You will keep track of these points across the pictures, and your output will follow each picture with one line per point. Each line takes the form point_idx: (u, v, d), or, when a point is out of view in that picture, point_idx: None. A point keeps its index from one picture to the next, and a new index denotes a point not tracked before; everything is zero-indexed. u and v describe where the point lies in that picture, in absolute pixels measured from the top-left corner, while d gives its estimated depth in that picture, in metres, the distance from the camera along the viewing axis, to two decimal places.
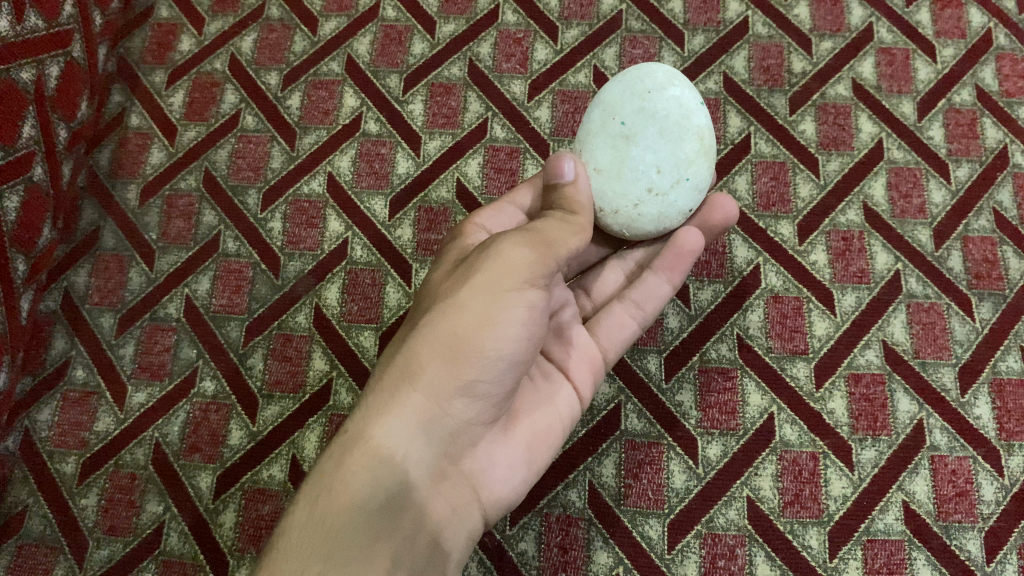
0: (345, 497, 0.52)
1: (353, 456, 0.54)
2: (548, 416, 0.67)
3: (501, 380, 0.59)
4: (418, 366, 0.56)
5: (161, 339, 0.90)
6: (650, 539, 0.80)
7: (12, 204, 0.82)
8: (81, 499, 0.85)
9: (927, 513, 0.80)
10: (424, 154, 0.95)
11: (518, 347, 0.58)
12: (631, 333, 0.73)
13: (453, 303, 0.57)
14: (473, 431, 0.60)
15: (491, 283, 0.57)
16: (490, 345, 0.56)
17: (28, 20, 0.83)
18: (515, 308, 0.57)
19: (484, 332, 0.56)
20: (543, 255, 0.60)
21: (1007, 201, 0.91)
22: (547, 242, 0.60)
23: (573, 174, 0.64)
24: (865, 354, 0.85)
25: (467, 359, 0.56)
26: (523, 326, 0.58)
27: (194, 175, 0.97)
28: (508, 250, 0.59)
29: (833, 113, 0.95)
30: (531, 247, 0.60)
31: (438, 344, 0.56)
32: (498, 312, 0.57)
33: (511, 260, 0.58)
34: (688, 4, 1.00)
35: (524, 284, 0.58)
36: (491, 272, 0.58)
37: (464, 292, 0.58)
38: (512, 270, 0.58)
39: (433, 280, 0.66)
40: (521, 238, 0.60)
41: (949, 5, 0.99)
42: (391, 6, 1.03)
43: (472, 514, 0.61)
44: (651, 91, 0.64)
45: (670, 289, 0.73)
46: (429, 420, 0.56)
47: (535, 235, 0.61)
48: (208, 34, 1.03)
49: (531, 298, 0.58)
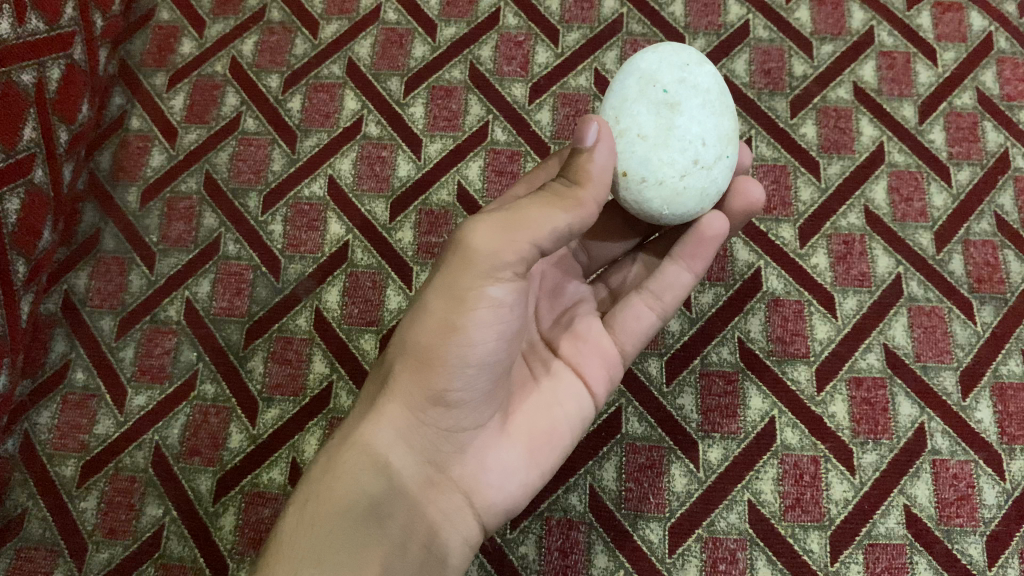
0: (331, 503, 0.54)
1: (341, 462, 0.56)
2: (548, 416, 0.64)
3: (475, 384, 0.57)
4: (393, 377, 0.58)
5: (161, 341, 0.90)
6: (652, 543, 0.80)
7: (13, 207, 0.82)
8: (81, 502, 0.85)
9: (929, 516, 0.80)
10: (424, 157, 0.95)
11: (489, 348, 0.56)
12: (650, 326, 0.70)
13: (420, 311, 0.57)
14: (458, 435, 0.59)
15: (453, 284, 0.55)
16: (455, 351, 0.55)
17: (30, 22, 0.83)
18: (483, 308, 0.54)
19: (449, 336, 0.55)
20: (506, 240, 0.53)
21: (1008, 204, 0.91)
22: (517, 224, 0.53)
23: (594, 143, 0.55)
24: (866, 357, 0.85)
25: (434, 366, 0.55)
26: (496, 326, 0.55)
27: (194, 178, 0.97)
28: (474, 240, 0.54)
29: (834, 116, 0.95)
30: (499, 233, 0.53)
31: (409, 353, 0.57)
32: (461, 317, 0.54)
33: (472, 254, 0.54)
34: (689, 7, 1.00)
35: (494, 279, 0.54)
36: (453, 274, 0.55)
37: (429, 297, 0.56)
38: (472, 266, 0.54)
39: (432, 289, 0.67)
40: (487, 225, 0.54)
41: (949, 8, 1.00)
42: (392, 9, 1.03)
43: (466, 519, 0.60)
44: (689, 63, 0.60)
45: (691, 278, 0.70)
46: (409, 427, 0.57)
47: (510, 214, 0.54)
48: (209, 37, 1.03)
49: (498, 296, 0.55)
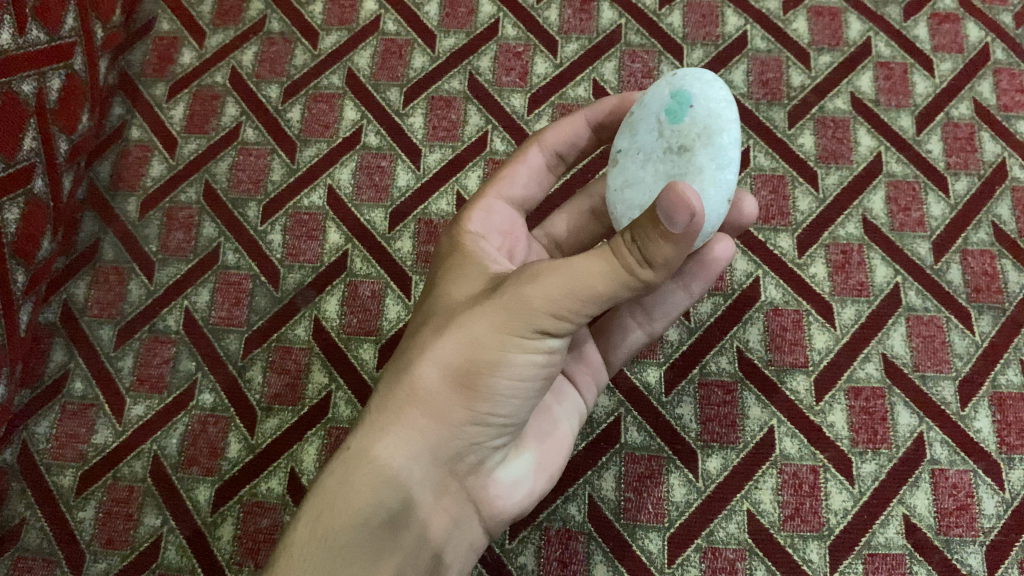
0: (346, 515, 0.53)
1: (355, 473, 0.54)
2: (549, 418, 0.66)
3: (513, 415, 0.56)
4: (423, 392, 0.54)
5: (160, 351, 0.90)
6: (650, 553, 0.79)
7: (13, 216, 0.82)
8: (79, 512, 0.84)
9: (928, 526, 0.80)
10: (424, 166, 0.95)
11: (532, 385, 0.55)
12: (638, 341, 0.71)
13: (469, 330, 0.54)
14: (481, 454, 0.57)
15: (507, 321, 0.52)
16: (501, 387, 0.53)
17: (31, 32, 0.83)
18: (534, 350, 0.53)
19: (497, 371, 0.53)
20: (574, 294, 0.50)
21: (1006, 214, 0.91)
22: (579, 278, 0.50)
23: (684, 232, 0.46)
24: (865, 367, 0.85)
25: (478, 395, 0.53)
26: (541, 366, 0.54)
27: (194, 188, 0.97)
28: (533, 281, 0.52)
29: (833, 126, 0.95)
30: (565, 287, 0.50)
31: (447, 375, 0.54)
32: (512, 355, 0.52)
33: (529, 293, 0.52)
34: (687, 18, 1.01)
35: (551, 326, 0.52)
36: (513, 306, 0.52)
37: (478, 322, 0.53)
38: (531, 311, 0.51)
39: (449, 278, 0.61)
40: (556, 264, 0.52)
41: (947, 19, 1.00)
42: (392, 20, 1.04)
43: (472, 526, 0.60)
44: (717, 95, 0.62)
45: (684, 298, 0.70)
46: (435, 445, 0.55)
47: (576, 271, 0.50)
48: (209, 47, 1.04)
49: (551, 344, 0.53)
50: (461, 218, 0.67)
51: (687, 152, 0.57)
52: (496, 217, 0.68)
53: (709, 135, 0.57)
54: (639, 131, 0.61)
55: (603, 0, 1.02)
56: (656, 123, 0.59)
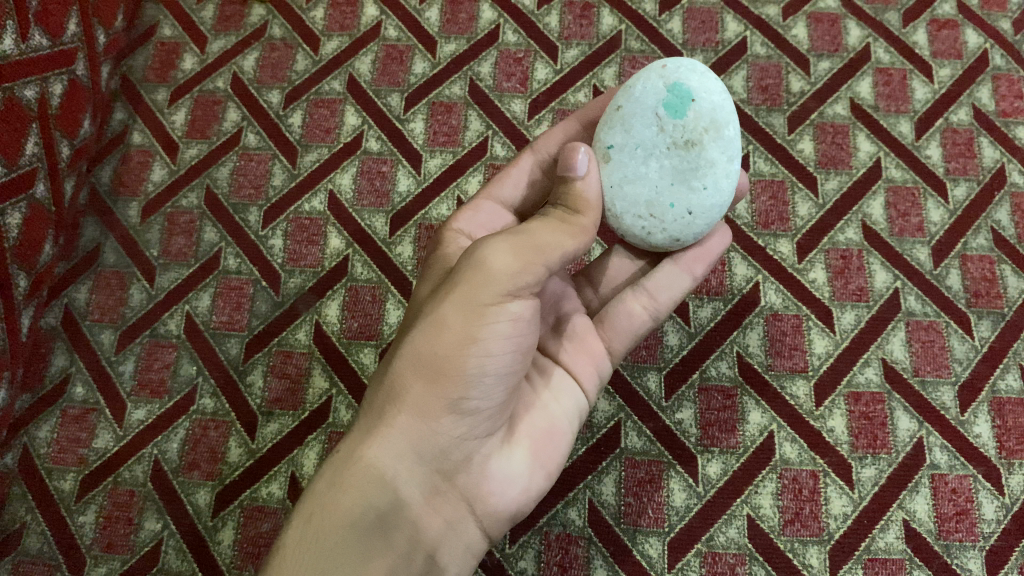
0: (335, 517, 0.53)
1: (342, 474, 0.54)
2: (543, 414, 0.64)
3: (489, 396, 0.55)
4: (400, 387, 0.55)
5: (161, 355, 0.90)
6: (651, 558, 0.80)
7: (15, 221, 0.82)
8: (80, 516, 0.85)
9: (928, 531, 0.80)
10: (424, 172, 0.96)
11: (504, 362, 0.55)
12: (642, 324, 0.70)
13: (434, 318, 0.54)
14: (467, 445, 0.57)
15: (469, 295, 0.53)
16: (473, 364, 0.53)
17: (34, 38, 0.83)
18: (501, 318, 0.54)
19: (467, 347, 0.53)
20: (525, 260, 0.54)
21: (1005, 219, 0.91)
22: (530, 238, 0.56)
23: (583, 169, 0.60)
24: (865, 372, 0.85)
25: (449, 379, 0.53)
26: (512, 336, 0.55)
27: (195, 194, 0.97)
28: (489, 255, 0.54)
29: (832, 132, 0.95)
30: (517, 252, 0.54)
31: (420, 364, 0.54)
32: (479, 329, 0.53)
33: (486, 271, 0.54)
34: (687, 24, 1.01)
35: (512, 290, 0.54)
36: (471, 285, 0.54)
37: (441, 305, 0.54)
38: (491, 280, 0.53)
39: (425, 286, 0.64)
40: (507, 241, 0.55)
41: (946, 25, 1.00)
42: (393, 25, 1.04)
43: (467, 527, 0.59)
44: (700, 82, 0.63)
45: (689, 281, 0.70)
46: (418, 438, 0.54)
47: (523, 237, 0.56)
48: (211, 53, 1.04)
49: (516, 309, 0.55)
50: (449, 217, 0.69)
51: (697, 147, 0.59)
52: (484, 215, 0.69)
53: (717, 128, 0.59)
54: (632, 125, 0.60)
55: (603, 7, 1.03)
56: (655, 118, 0.59)
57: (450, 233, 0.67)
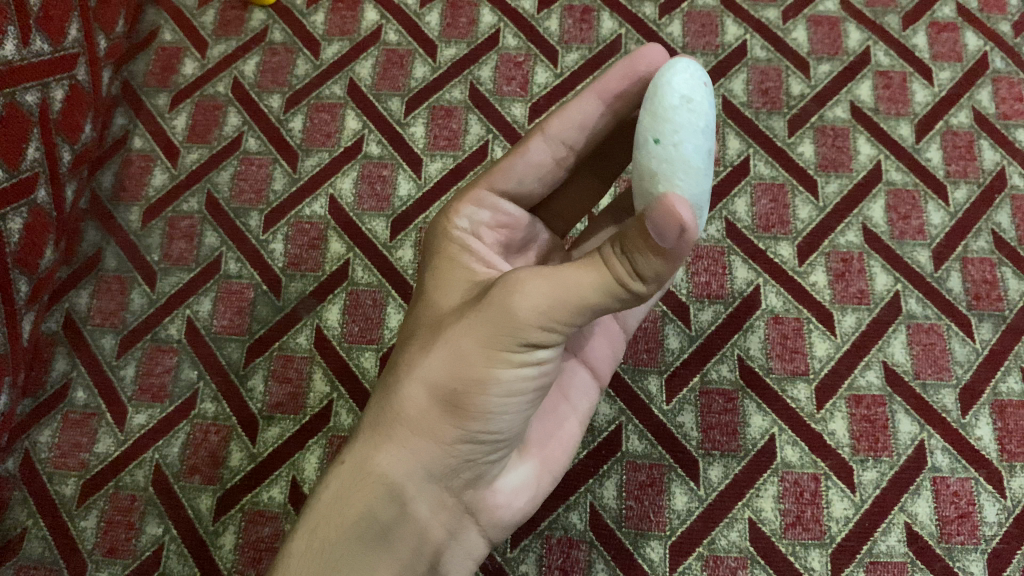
0: (344, 527, 0.53)
1: (352, 486, 0.54)
2: (557, 421, 0.65)
3: (507, 430, 0.54)
4: (414, 410, 0.54)
5: (162, 360, 0.90)
6: (652, 561, 0.80)
7: (16, 226, 0.82)
8: (81, 521, 0.85)
9: (930, 534, 0.80)
10: (425, 176, 0.96)
11: (525, 399, 0.53)
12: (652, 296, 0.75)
13: (454, 348, 0.52)
14: (478, 467, 0.57)
15: (492, 335, 0.50)
16: (492, 405, 0.52)
17: (35, 43, 0.83)
18: (523, 364, 0.51)
19: (487, 389, 0.51)
20: (555, 304, 0.49)
21: (1006, 221, 0.91)
22: (567, 289, 0.48)
23: (674, 246, 0.44)
24: (865, 375, 0.85)
25: (466, 415, 0.52)
26: (533, 379, 0.53)
27: (196, 198, 0.97)
28: (515, 292, 0.50)
29: (832, 135, 0.95)
30: (548, 294, 0.49)
31: (435, 392, 0.53)
32: (500, 369, 0.51)
33: (512, 308, 0.50)
34: (687, 27, 1.01)
35: (538, 339, 0.50)
36: (497, 321, 0.50)
37: (463, 335, 0.52)
38: (516, 325, 0.50)
39: (437, 286, 0.59)
40: (538, 274, 0.50)
41: (946, 28, 1.00)
42: (394, 30, 1.04)
43: (470, 536, 0.60)
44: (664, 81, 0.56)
45: None
46: (429, 462, 0.54)
47: (558, 277, 0.49)
48: (212, 58, 1.04)
49: (541, 355, 0.52)
50: (451, 207, 0.65)
51: None
52: (488, 211, 0.65)
53: None
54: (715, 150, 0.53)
55: (603, 10, 1.03)
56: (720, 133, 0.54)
57: (453, 231, 0.63)
